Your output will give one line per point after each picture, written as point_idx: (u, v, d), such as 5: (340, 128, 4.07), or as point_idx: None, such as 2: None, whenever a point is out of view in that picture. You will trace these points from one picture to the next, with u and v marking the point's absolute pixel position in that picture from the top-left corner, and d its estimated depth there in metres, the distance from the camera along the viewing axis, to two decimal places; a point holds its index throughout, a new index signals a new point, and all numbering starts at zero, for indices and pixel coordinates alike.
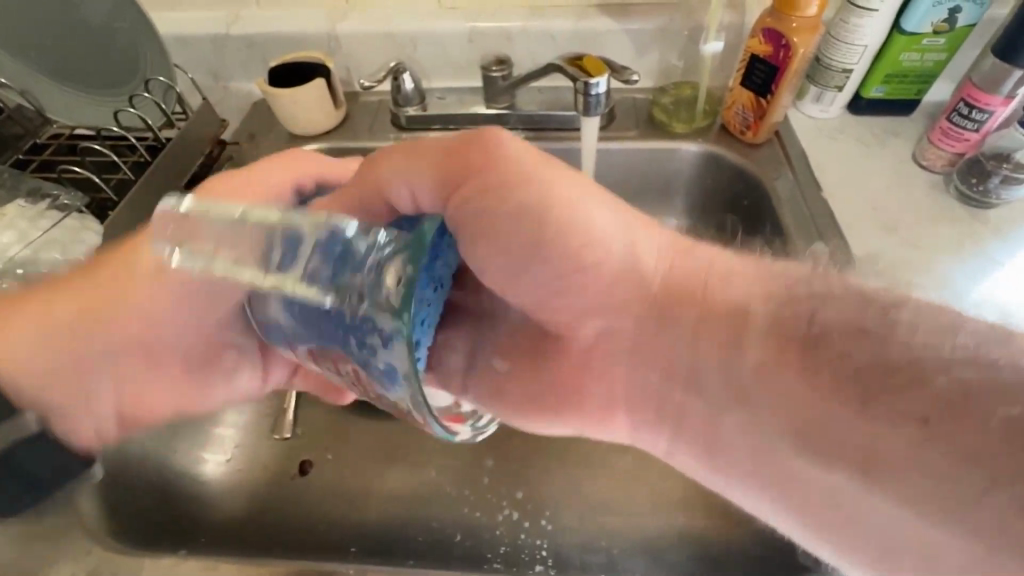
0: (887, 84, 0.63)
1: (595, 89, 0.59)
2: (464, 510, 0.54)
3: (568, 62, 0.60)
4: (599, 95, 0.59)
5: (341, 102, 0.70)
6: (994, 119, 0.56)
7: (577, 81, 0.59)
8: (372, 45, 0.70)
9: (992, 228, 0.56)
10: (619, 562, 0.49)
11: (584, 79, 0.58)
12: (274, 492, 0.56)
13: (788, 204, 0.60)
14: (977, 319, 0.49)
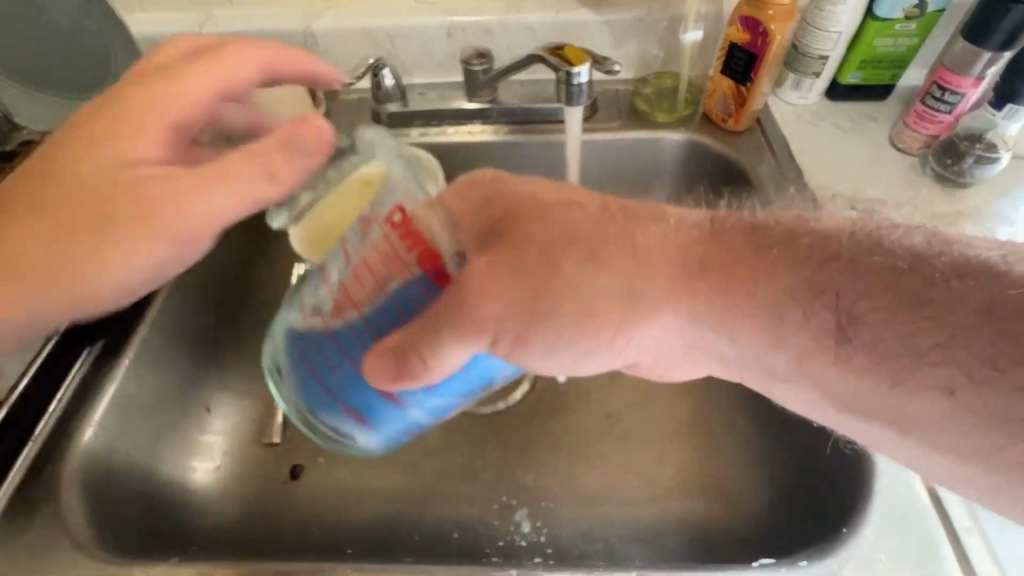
0: (863, 70, 0.64)
1: (577, 79, 0.59)
2: (462, 506, 0.53)
3: (549, 52, 0.59)
4: (581, 85, 0.59)
5: (320, 101, 0.69)
6: (966, 101, 0.58)
7: (560, 71, 0.58)
8: (350, 42, 0.69)
9: (969, 207, 0.57)
10: (617, 550, 0.49)
11: (566, 69, 0.58)
12: (269, 495, 0.55)
13: (771, 189, 0.60)
14: None
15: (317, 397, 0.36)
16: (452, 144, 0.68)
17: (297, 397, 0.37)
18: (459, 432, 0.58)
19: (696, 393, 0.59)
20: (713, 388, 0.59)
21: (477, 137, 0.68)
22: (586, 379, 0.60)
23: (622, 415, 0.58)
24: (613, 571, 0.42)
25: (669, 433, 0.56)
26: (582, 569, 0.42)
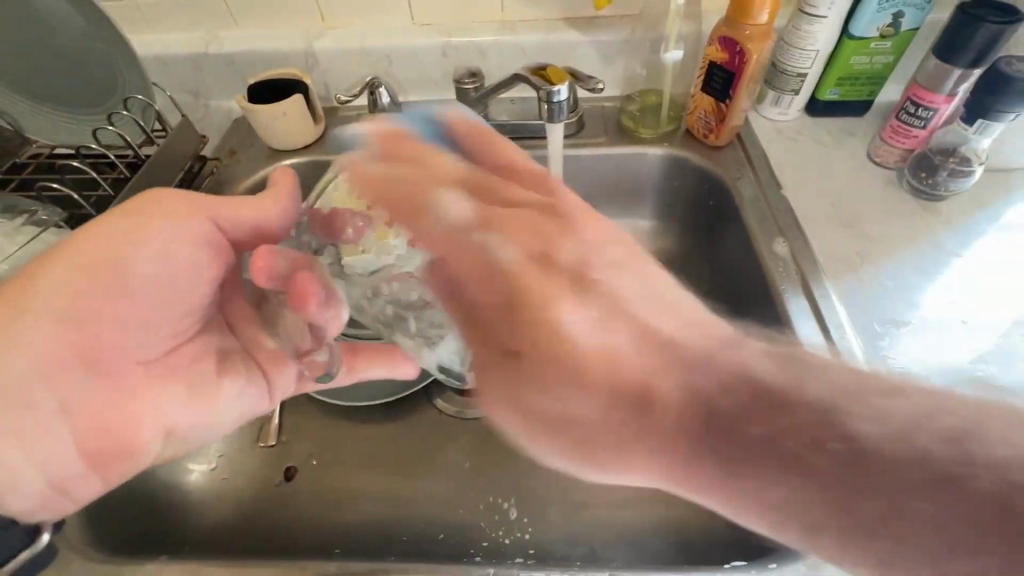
0: (841, 86, 0.66)
1: (557, 97, 0.60)
2: (448, 509, 0.55)
3: (533, 72, 0.62)
4: (561, 101, 0.61)
5: (320, 117, 0.72)
6: (939, 116, 0.59)
7: (542, 90, 0.60)
8: (348, 62, 0.72)
9: (943, 220, 0.59)
10: (599, 553, 0.51)
11: (547, 88, 0.60)
12: (261, 496, 0.57)
13: (749, 201, 0.62)
14: (932, 307, 0.52)
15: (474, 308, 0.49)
16: None
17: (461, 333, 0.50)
18: (446, 436, 0.60)
19: None
20: None
21: None
22: None
23: None
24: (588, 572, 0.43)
25: None
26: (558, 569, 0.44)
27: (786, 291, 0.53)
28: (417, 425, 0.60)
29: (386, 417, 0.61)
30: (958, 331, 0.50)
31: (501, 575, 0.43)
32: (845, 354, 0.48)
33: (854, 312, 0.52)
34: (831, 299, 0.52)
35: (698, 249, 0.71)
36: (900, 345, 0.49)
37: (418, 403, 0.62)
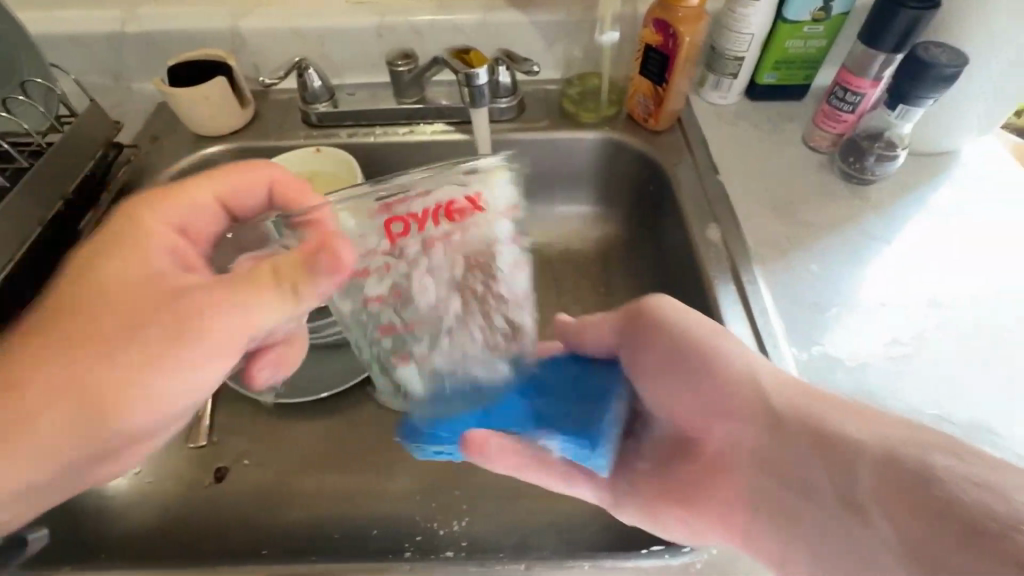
0: (777, 70, 0.66)
1: (479, 81, 0.49)
2: (384, 505, 0.55)
3: (453, 55, 0.50)
4: (484, 86, 0.49)
5: (247, 101, 0.70)
6: (867, 100, 0.59)
7: (458, 73, 0.49)
8: (276, 42, 0.69)
9: (870, 204, 0.60)
10: (530, 542, 0.51)
11: (465, 70, 0.49)
12: (187, 499, 0.56)
13: (685, 186, 0.62)
14: (859, 290, 0.53)
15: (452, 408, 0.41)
16: (381, 145, 0.70)
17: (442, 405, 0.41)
18: (386, 429, 0.59)
19: None
20: None
21: (408, 137, 0.69)
22: None
23: None
24: (503, 565, 0.41)
25: None
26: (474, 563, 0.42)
27: (715, 277, 0.54)
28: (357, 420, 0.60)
29: (325, 411, 0.61)
30: (875, 312, 0.52)
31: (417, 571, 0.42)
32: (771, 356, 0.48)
33: (777, 292, 0.53)
34: (758, 283, 0.53)
35: (639, 235, 0.70)
36: (825, 331, 0.50)
37: (356, 396, 0.61)
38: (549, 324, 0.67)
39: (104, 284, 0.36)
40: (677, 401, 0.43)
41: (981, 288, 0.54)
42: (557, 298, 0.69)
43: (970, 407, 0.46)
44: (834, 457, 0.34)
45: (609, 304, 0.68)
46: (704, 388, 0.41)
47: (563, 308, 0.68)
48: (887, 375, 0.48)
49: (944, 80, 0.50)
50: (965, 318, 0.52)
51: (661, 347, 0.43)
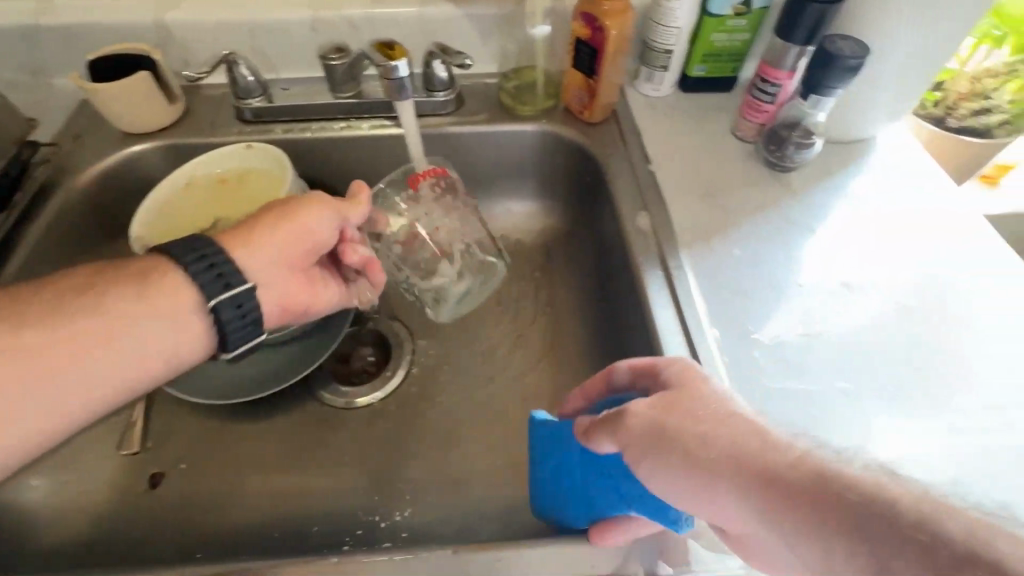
0: (706, 63, 0.69)
1: (399, 73, 0.50)
2: (324, 502, 0.54)
3: (376, 48, 0.51)
4: (404, 78, 0.50)
5: (176, 97, 0.68)
6: (785, 91, 0.62)
7: (377, 64, 0.49)
8: (205, 36, 0.67)
9: (791, 191, 0.63)
10: (469, 530, 0.52)
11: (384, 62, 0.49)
12: (120, 506, 0.54)
13: (618, 176, 0.64)
14: (780, 275, 0.56)
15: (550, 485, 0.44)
16: (319, 141, 0.69)
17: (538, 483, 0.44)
18: (329, 426, 0.59)
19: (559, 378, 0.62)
20: (569, 367, 0.63)
21: (346, 133, 0.69)
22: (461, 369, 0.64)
23: (490, 397, 0.61)
24: (432, 550, 0.41)
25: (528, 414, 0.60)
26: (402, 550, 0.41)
27: (644, 265, 0.56)
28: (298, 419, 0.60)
29: (266, 411, 0.60)
30: (795, 294, 0.55)
31: (345, 562, 0.41)
32: (694, 340, 0.50)
33: (703, 279, 0.55)
34: (685, 271, 0.55)
35: (579, 225, 0.72)
36: (748, 315, 0.53)
37: (299, 395, 0.61)
38: (493, 316, 0.68)
39: (266, 222, 0.49)
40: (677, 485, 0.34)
41: (896, 270, 0.56)
42: (501, 290, 0.70)
43: (878, 385, 0.48)
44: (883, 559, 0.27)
45: (551, 294, 0.70)
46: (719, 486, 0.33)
47: (507, 300, 0.69)
48: (799, 354, 0.50)
49: (849, 70, 0.53)
50: (879, 299, 0.54)
51: (667, 433, 0.35)
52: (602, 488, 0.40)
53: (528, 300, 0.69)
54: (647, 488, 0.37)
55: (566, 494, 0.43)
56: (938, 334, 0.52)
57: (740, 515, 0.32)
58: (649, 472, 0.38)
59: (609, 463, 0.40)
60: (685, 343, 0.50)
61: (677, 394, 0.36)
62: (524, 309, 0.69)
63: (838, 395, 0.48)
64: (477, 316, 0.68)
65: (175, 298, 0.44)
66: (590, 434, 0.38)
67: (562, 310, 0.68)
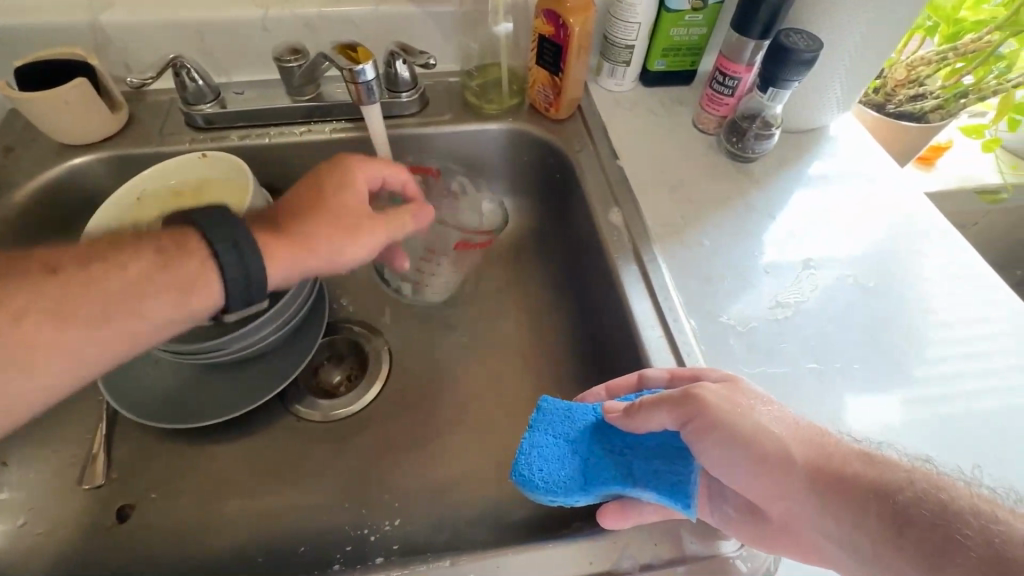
0: (666, 57, 0.70)
1: (364, 77, 0.48)
2: (311, 520, 0.53)
3: (339, 51, 0.49)
4: (370, 82, 0.48)
5: (119, 104, 0.63)
6: (744, 84, 0.64)
7: (341, 68, 0.47)
8: (146, 38, 0.63)
9: (753, 179, 0.65)
10: (462, 534, 0.52)
11: (348, 66, 0.47)
12: (87, 544, 0.51)
13: (588, 171, 0.64)
14: (750, 261, 0.58)
15: (552, 471, 0.43)
16: (279, 146, 0.66)
17: (535, 467, 0.43)
18: (309, 442, 0.58)
19: (541, 375, 0.63)
20: (550, 364, 0.64)
21: (307, 137, 0.66)
22: (443, 372, 0.63)
23: (474, 399, 0.61)
24: (430, 561, 0.40)
25: (513, 413, 0.60)
26: (401, 563, 0.41)
27: (620, 260, 0.57)
28: (277, 435, 0.58)
29: (241, 430, 0.58)
30: (764, 279, 0.57)
31: None
32: (672, 331, 0.52)
33: (676, 270, 0.57)
34: (658, 263, 0.57)
35: (550, 222, 0.72)
36: (722, 303, 0.54)
37: (275, 412, 0.59)
38: (471, 318, 0.68)
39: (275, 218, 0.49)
40: (728, 469, 0.38)
41: (854, 249, 0.59)
42: (478, 290, 0.70)
43: (857, 357, 0.52)
44: (900, 521, 0.32)
45: (527, 291, 0.70)
46: (752, 466, 0.37)
47: (484, 300, 0.69)
48: (769, 339, 0.52)
49: (804, 64, 0.55)
50: (841, 280, 0.57)
51: (722, 438, 0.38)
52: (619, 462, 0.42)
53: (505, 299, 0.69)
54: (669, 466, 0.41)
55: (576, 464, 0.43)
56: (899, 307, 0.55)
57: (783, 487, 0.36)
58: (671, 451, 0.42)
59: (634, 442, 0.43)
60: (664, 335, 0.51)
61: (731, 390, 0.40)
62: (501, 308, 0.69)
63: (814, 372, 0.50)
64: (452, 319, 0.68)
65: (190, 273, 0.43)
66: (631, 414, 0.42)
67: (540, 306, 0.68)
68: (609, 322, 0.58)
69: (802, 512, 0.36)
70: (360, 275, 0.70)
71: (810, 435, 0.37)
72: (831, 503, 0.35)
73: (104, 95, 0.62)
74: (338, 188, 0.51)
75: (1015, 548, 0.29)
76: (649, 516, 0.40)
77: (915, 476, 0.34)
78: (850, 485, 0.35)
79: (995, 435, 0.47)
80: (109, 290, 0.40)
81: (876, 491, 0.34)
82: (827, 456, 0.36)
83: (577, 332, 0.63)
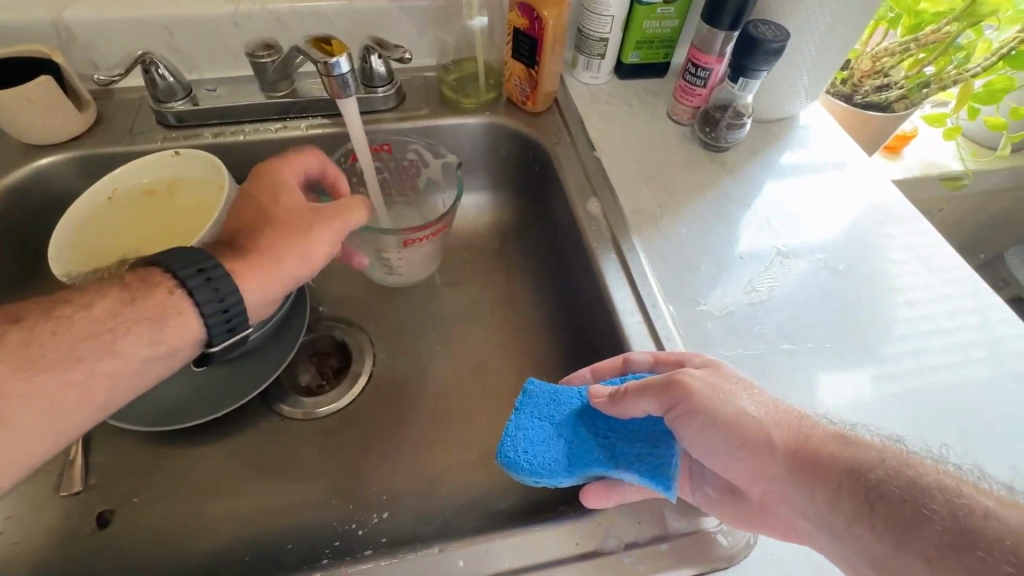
0: (640, 50, 0.71)
1: (338, 69, 0.48)
2: (297, 518, 0.53)
3: (312, 44, 0.49)
4: (344, 75, 0.48)
5: (86, 102, 0.62)
6: (716, 75, 0.65)
7: (314, 61, 0.47)
8: (113, 35, 0.62)
9: (727, 168, 0.66)
10: (449, 526, 0.52)
11: (321, 58, 0.47)
12: (65, 552, 0.50)
13: (566, 163, 0.65)
14: (726, 247, 0.60)
15: (538, 452, 0.43)
16: (254, 143, 0.65)
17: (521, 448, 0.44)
18: (292, 440, 0.57)
19: (525, 367, 0.63)
20: (533, 355, 0.64)
21: (282, 134, 0.66)
22: (427, 367, 0.63)
23: (459, 392, 0.62)
24: (418, 550, 0.40)
25: (498, 405, 0.61)
26: (389, 553, 0.41)
27: (599, 250, 0.58)
28: (260, 435, 0.57)
29: (223, 431, 0.57)
30: (740, 264, 0.58)
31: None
32: (652, 317, 0.53)
33: (655, 257, 0.58)
34: (637, 251, 0.58)
35: (530, 215, 0.73)
36: (700, 288, 0.56)
37: (258, 412, 0.59)
38: (454, 312, 0.68)
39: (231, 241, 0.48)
40: (711, 451, 0.39)
41: (826, 235, 0.61)
42: (460, 284, 0.70)
43: (830, 337, 0.53)
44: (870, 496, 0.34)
45: (509, 284, 0.70)
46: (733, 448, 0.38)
47: (466, 294, 0.70)
48: (745, 321, 0.54)
49: (772, 54, 0.57)
50: (814, 264, 0.59)
51: (705, 421, 0.39)
52: (604, 445, 0.43)
53: (487, 293, 0.70)
54: (653, 450, 0.42)
55: (561, 446, 0.44)
56: (870, 289, 0.57)
57: (764, 468, 0.38)
58: (654, 436, 0.43)
59: (618, 427, 0.44)
60: (643, 322, 0.52)
61: (715, 376, 0.41)
62: (484, 302, 0.69)
63: (788, 353, 0.52)
64: (435, 314, 0.68)
65: (164, 309, 0.43)
66: (617, 400, 0.42)
67: (522, 299, 0.69)
68: (590, 311, 0.59)
69: (781, 493, 0.37)
70: (341, 272, 0.70)
71: (790, 418, 0.39)
72: (808, 482, 0.36)
73: (70, 94, 0.61)
74: (271, 198, 0.50)
75: (975, 517, 0.31)
76: (631, 497, 0.41)
77: (886, 455, 0.35)
78: (822, 462, 0.36)
79: (959, 411, 0.49)
80: (79, 331, 0.40)
81: (848, 467, 0.35)
82: (805, 438, 0.37)
83: (559, 322, 0.64)
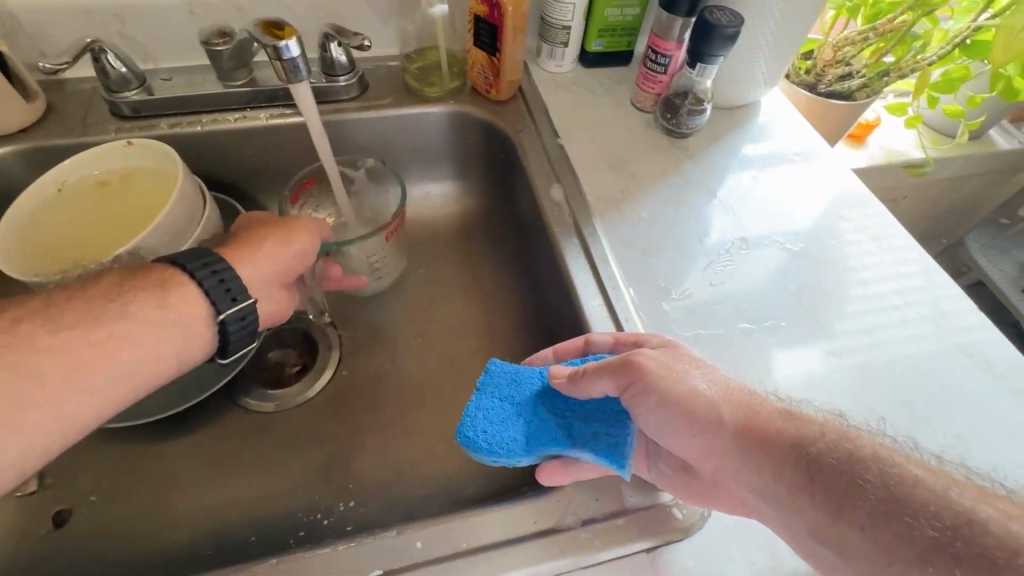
0: (602, 38, 0.72)
1: (289, 53, 0.47)
2: (261, 510, 0.52)
3: (263, 29, 0.48)
4: (295, 59, 0.47)
5: (34, 92, 0.60)
6: (675, 62, 0.66)
7: (264, 45, 0.46)
8: (61, 23, 0.60)
9: (688, 154, 0.67)
10: (415, 512, 0.52)
11: (271, 42, 0.46)
12: (21, 551, 0.49)
13: (530, 151, 0.65)
14: (685, 230, 0.61)
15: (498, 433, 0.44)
16: (213, 133, 0.64)
17: (480, 428, 0.44)
18: (256, 433, 0.57)
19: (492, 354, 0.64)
20: (500, 342, 0.65)
21: (242, 124, 0.64)
22: (393, 357, 0.63)
23: (425, 381, 0.61)
24: (378, 534, 0.40)
25: (465, 392, 0.61)
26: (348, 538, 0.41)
27: (562, 235, 0.58)
28: (223, 428, 0.57)
29: (185, 425, 0.56)
30: (698, 247, 0.59)
31: (285, 562, 0.39)
32: (612, 299, 0.53)
33: (616, 241, 0.58)
34: (599, 236, 0.58)
35: (497, 203, 0.73)
36: (659, 270, 0.57)
37: (221, 406, 0.58)
38: (420, 302, 0.68)
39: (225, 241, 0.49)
40: (664, 429, 0.40)
41: (781, 218, 0.63)
42: (427, 274, 0.70)
43: (783, 316, 0.55)
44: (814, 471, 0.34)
45: (476, 273, 0.70)
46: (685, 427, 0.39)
47: (433, 284, 0.69)
48: (702, 301, 0.55)
49: (728, 39, 0.57)
50: (769, 246, 0.60)
51: (658, 401, 0.39)
52: (562, 425, 0.43)
53: (454, 282, 0.69)
54: (610, 429, 0.42)
55: (520, 426, 0.44)
56: (822, 271, 0.58)
57: (714, 444, 0.38)
58: (611, 415, 0.43)
59: (577, 406, 0.44)
60: (604, 305, 0.53)
61: (672, 356, 0.42)
62: (451, 291, 0.69)
63: (743, 331, 0.53)
64: (402, 304, 0.67)
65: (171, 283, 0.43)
66: (577, 380, 0.43)
67: (489, 287, 0.69)
68: (555, 296, 0.59)
69: (728, 467, 0.38)
70: None
71: (740, 395, 0.39)
72: (754, 456, 0.37)
73: (16, 83, 0.59)
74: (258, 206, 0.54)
75: (906, 485, 0.32)
76: (588, 474, 0.42)
77: (827, 429, 0.36)
78: (770, 438, 0.37)
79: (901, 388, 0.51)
80: (96, 309, 0.39)
81: (792, 442, 0.36)
82: (753, 414, 0.38)
83: (525, 309, 0.64)
